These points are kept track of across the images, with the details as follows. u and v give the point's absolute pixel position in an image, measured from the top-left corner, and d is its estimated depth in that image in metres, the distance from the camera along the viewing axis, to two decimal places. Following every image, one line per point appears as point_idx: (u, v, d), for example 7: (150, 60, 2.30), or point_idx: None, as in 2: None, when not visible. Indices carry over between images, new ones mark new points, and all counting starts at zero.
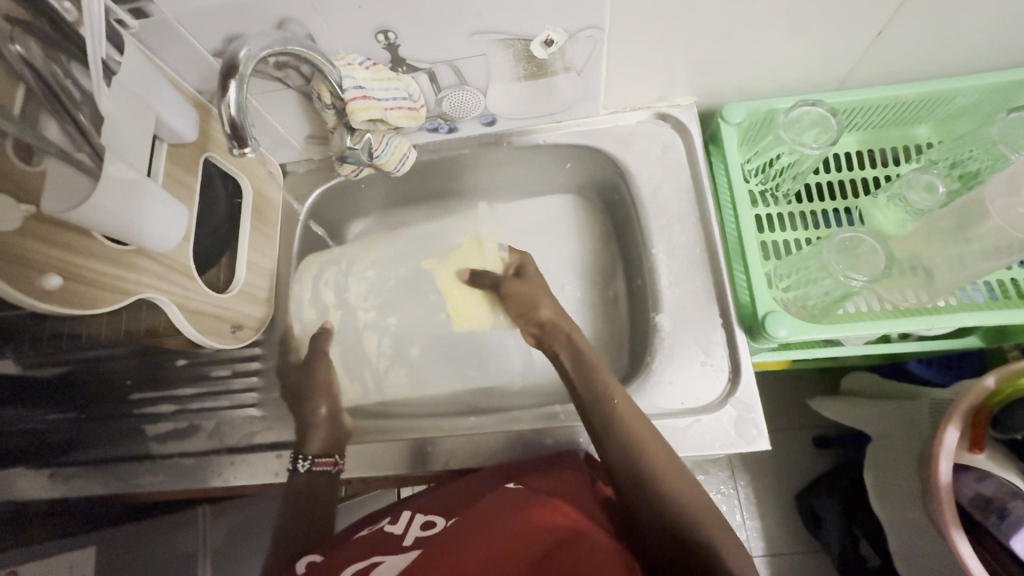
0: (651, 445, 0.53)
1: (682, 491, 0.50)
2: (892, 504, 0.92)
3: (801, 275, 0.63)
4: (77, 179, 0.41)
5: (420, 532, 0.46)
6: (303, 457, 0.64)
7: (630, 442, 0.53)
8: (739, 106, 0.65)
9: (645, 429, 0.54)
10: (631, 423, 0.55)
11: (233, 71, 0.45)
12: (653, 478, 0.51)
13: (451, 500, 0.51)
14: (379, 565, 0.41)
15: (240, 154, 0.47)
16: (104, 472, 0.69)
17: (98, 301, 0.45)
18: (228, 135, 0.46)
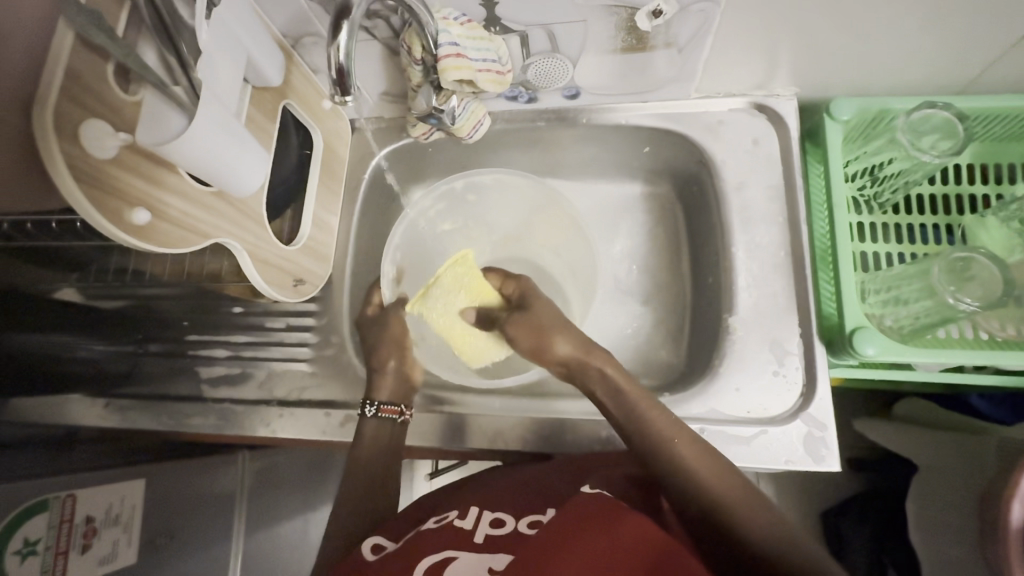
0: (704, 470, 0.47)
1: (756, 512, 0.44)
2: (935, 539, 0.88)
3: (896, 291, 0.59)
4: (170, 114, 0.40)
5: (490, 530, 0.45)
6: (370, 401, 0.60)
7: (683, 462, 0.48)
8: (850, 102, 0.60)
9: (699, 449, 0.48)
10: (681, 444, 0.49)
11: (345, 12, 0.42)
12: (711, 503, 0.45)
13: (518, 497, 0.50)
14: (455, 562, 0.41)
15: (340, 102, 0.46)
16: (155, 407, 0.68)
17: (179, 241, 0.44)
18: (332, 82, 0.44)
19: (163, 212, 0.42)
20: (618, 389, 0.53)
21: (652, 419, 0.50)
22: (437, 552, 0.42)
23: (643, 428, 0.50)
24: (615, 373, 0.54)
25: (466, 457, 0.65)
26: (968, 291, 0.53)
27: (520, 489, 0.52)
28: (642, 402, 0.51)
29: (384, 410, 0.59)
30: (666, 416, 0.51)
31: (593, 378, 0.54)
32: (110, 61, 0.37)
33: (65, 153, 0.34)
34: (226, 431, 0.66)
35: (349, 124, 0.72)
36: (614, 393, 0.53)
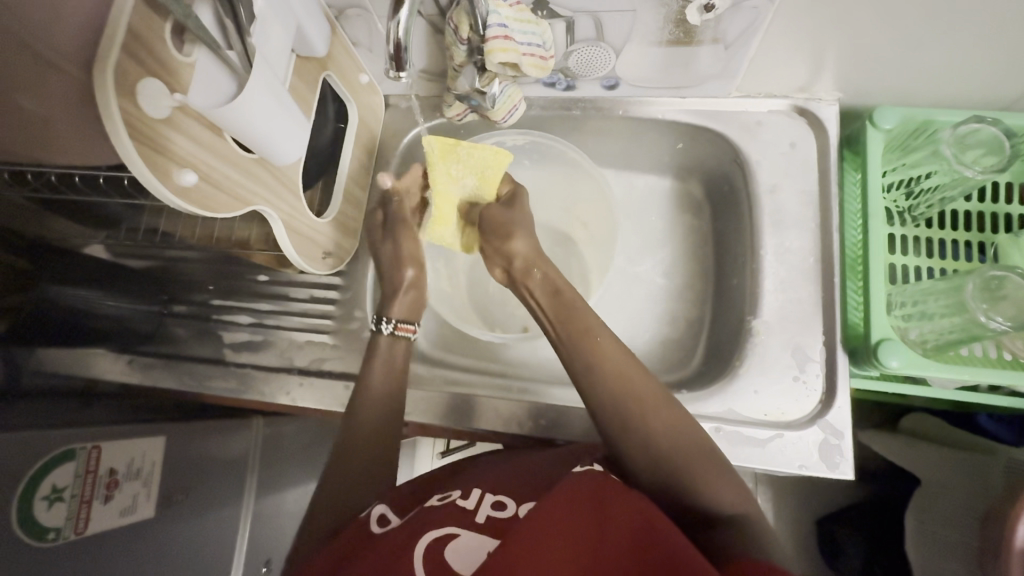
0: (620, 367, 0.50)
1: (677, 428, 0.47)
2: (930, 553, 0.89)
3: (924, 305, 0.58)
4: (221, 82, 0.41)
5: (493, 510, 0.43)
6: (386, 318, 0.62)
7: (620, 379, 0.49)
8: (895, 112, 0.59)
9: (622, 348, 0.52)
10: (621, 361, 0.51)
11: None
12: (639, 418, 0.47)
13: (519, 477, 0.49)
14: (456, 539, 0.39)
15: (394, 78, 0.46)
16: (177, 368, 0.69)
17: (221, 206, 0.44)
18: (388, 57, 0.44)
19: (206, 171, 0.42)
20: (569, 304, 0.56)
21: (596, 334, 0.53)
22: (439, 528, 0.41)
23: (589, 342, 0.52)
24: (569, 290, 0.58)
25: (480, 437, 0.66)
26: (1000, 310, 0.52)
27: (522, 470, 0.50)
28: (591, 318, 0.54)
29: (399, 328, 0.61)
30: (608, 334, 0.53)
31: (547, 291, 0.58)
32: (168, 20, 0.37)
33: (123, 111, 0.34)
34: (245, 394, 0.67)
35: (383, 100, 0.72)
36: (566, 309, 0.56)
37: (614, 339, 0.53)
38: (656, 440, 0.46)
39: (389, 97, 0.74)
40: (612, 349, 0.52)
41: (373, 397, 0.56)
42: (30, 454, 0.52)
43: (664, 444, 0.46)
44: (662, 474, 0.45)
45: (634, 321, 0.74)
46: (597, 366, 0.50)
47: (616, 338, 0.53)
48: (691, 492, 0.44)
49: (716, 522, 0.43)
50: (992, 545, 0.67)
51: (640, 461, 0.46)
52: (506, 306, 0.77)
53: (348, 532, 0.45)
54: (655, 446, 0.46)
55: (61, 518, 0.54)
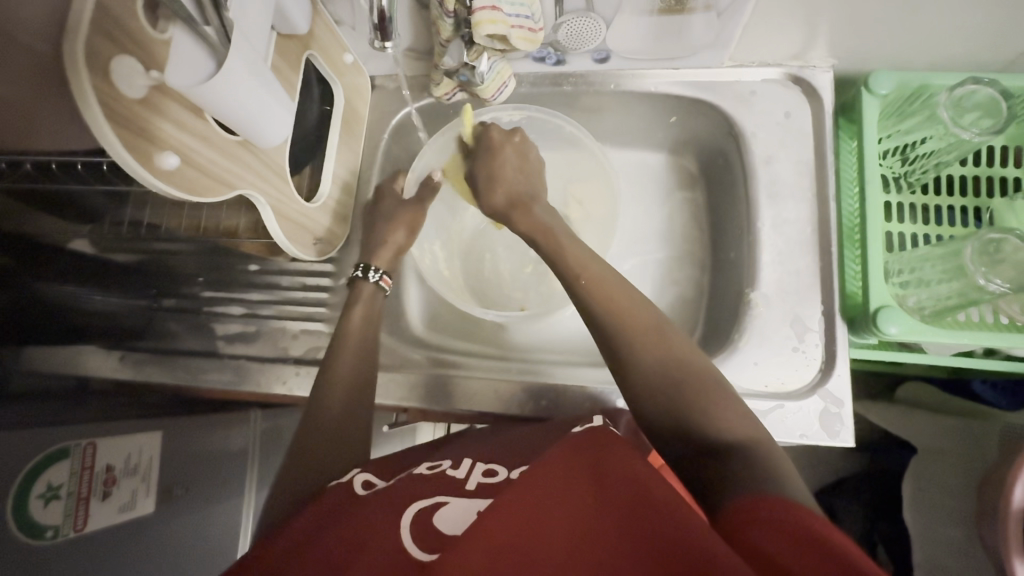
0: (609, 304, 0.49)
1: (676, 360, 0.46)
2: (929, 517, 0.90)
3: (922, 272, 0.58)
4: (202, 60, 0.38)
5: (483, 478, 0.43)
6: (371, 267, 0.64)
7: (617, 315, 0.48)
8: (891, 76, 0.58)
9: (608, 282, 0.50)
10: (616, 294, 0.50)
11: None
12: (637, 354, 0.47)
13: (507, 451, 0.49)
14: (445, 506, 0.39)
15: (380, 48, 0.45)
16: (170, 363, 0.68)
17: (207, 191, 0.43)
18: (374, 26, 0.43)
19: (191, 158, 0.41)
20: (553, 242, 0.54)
21: (580, 272, 0.51)
22: (428, 496, 0.40)
23: (577, 283, 0.51)
24: (554, 225, 0.56)
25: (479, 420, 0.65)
26: (998, 272, 0.52)
27: (507, 446, 0.50)
28: (572, 250, 0.53)
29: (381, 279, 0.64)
30: (598, 268, 0.51)
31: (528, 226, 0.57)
32: None
33: (96, 90, 0.33)
34: (240, 386, 0.66)
35: (369, 81, 0.70)
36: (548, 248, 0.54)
37: (607, 270, 0.52)
38: (652, 372, 0.46)
39: (375, 78, 0.72)
40: (600, 287, 0.50)
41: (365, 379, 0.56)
42: (22, 453, 0.51)
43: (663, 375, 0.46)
44: (663, 406, 0.45)
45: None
46: (587, 308, 0.50)
47: (609, 270, 0.52)
48: (694, 422, 0.44)
49: (723, 452, 0.42)
50: (989, 508, 0.68)
51: (642, 396, 0.46)
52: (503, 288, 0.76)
53: (330, 497, 0.44)
54: (653, 378, 0.46)
55: (59, 517, 0.53)
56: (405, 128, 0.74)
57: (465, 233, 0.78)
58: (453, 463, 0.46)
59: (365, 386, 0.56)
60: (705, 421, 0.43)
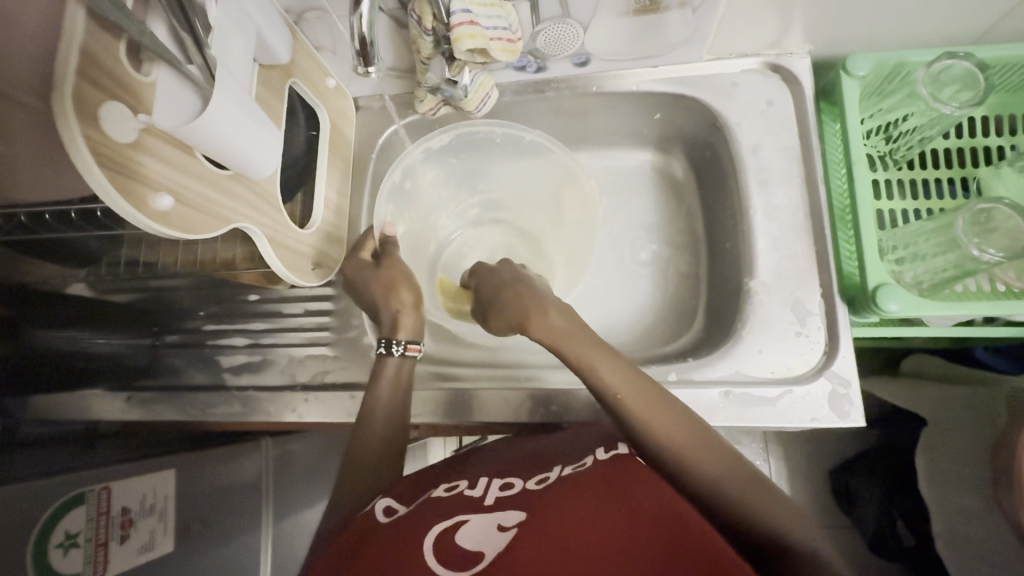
0: (650, 422, 0.47)
1: (726, 466, 0.45)
2: (944, 489, 0.90)
3: (916, 248, 0.59)
4: (186, 95, 0.39)
5: (501, 493, 0.45)
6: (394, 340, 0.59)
7: (659, 431, 0.47)
8: (868, 57, 0.59)
9: (643, 395, 0.49)
10: (654, 404, 0.48)
11: None
12: (685, 467, 0.45)
13: (524, 462, 0.50)
14: (466, 524, 0.40)
15: (363, 75, 0.44)
16: (177, 400, 0.68)
17: (204, 227, 0.44)
18: (355, 53, 0.42)
19: (183, 195, 0.41)
20: (580, 354, 0.51)
21: (617, 388, 0.49)
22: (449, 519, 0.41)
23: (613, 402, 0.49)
24: (581, 339, 0.52)
25: (491, 430, 0.65)
26: (990, 241, 0.53)
27: (525, 458, 0.51)
28: (602, 361, 0.51)
29: (408, 349, 0.59)
30: (633, 381, 0.50)
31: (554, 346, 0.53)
32: (122, 39, 0.35)
33: (87, 138, 0.33)
34: (250, 417, 0.66)
35: (353, 103, 0.71)
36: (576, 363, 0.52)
37: (636, 377, 0.50)
38: (702, 483, 0.44)
39: (359, 100, 0.73)
40: (638, 404, 0.48)
41: (383, 405, 0.56)
42: (38, 503, 0.51)
43: (714, 487, 0.44)
44: (733, 524, 0.43)
45: (630, 292, 0.74)
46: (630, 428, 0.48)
47: (640, 380, 0.50)
48: (762, 531, 0.41)
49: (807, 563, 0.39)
50: (1003, 474, 0.68)
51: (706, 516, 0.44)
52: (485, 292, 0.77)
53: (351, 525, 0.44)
54: (703, 490, 0.44)
55: (79, 564, 0.53)
56: (392, 147, 0.74)
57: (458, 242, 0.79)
58: (470, 483, 0.48)
59: (392, 418, 0.56)
60: (767, 527, 0.41)
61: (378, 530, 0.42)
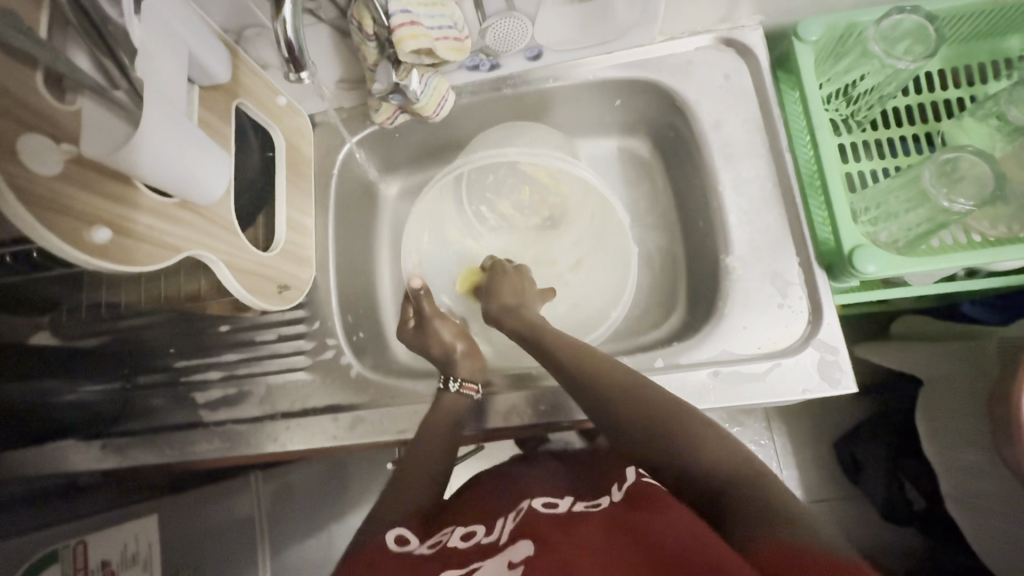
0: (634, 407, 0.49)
1: (711, 445, 0.44)
2: (948, 450, 0.90)
3: (889, 206, 0.58)
4: (116, 124, 0.37)
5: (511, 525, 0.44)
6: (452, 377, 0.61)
7: (651, 421, 0.48)
8: (817, 21, 0.59)
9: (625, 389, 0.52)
10: (645, 398, 0.49)
11: None
12: (674, 453, 0.45)
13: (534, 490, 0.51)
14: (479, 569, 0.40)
15: (295, 81, 0.43)
16: (154, 442, 0.65)
17: (153, 258, 0.42)
18: (285, 60, 0.41)
19: (124, 225, 0.39)
20: (592, 367, 0.53)
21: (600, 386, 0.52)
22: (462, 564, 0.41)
23: (601, 401, 0.51)
24: (580, 353, 0.56)
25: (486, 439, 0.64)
26: (960, 192, 0.52)
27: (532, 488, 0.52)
28: (595, 369, 0.53)
29: (464, 386, 0.60)
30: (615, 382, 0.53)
31: (560, 361, 0.56)
32: (38, 68, 0.34)
33: (5, 172, 0.31)
34: (231, 452, 0.64)
35: (308, 120, 0.69)
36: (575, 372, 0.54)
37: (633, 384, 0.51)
38: (688, 462, 0.44)
39: (315, 116, 0.72)
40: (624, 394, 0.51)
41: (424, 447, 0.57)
42: None
43: (703, 467, 0.43)
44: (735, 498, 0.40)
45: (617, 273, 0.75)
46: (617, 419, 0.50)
47: (632, 379, 0.52)
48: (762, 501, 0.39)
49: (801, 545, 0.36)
50: (1002, 428, 0.67)
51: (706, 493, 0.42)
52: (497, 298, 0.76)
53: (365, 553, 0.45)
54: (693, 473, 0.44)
55: None
56: (354, 162, 0.73)
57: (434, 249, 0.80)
58: (487, 530, 0.46)
59: (432, 458, 0.56)
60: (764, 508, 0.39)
61: (389, 562, 0.43)
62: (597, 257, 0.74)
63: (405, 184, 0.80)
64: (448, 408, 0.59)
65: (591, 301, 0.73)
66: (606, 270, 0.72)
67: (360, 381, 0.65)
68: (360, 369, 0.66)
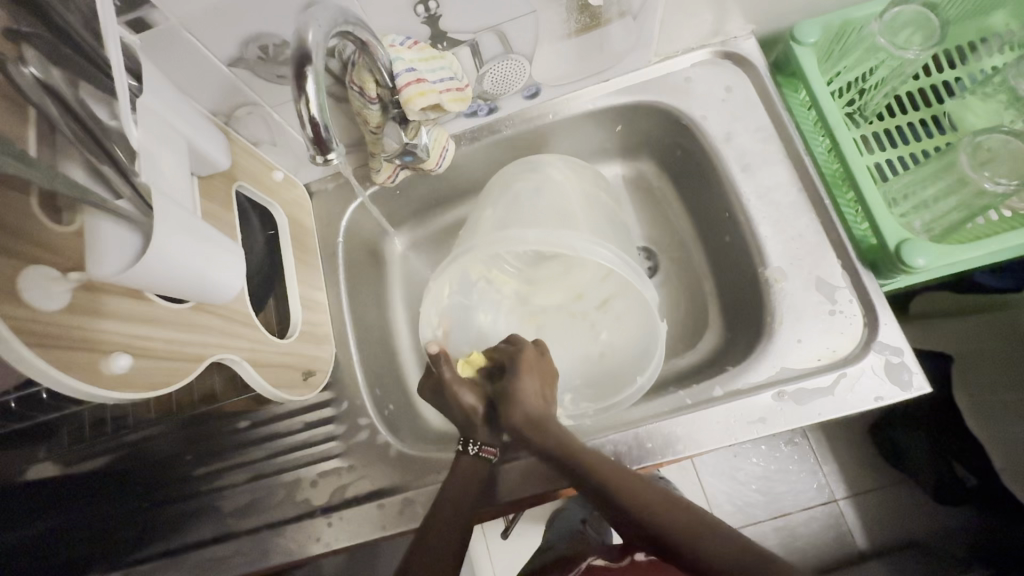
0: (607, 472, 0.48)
1: (659, 503, 0.46)
2: (999, 422, 0.85)
3: (921, 195, 0.57)
4: (121, 234, 0.32)
5: None
6: (471, 439, 0.56)
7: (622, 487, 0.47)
8: (814, 23, 0.58)
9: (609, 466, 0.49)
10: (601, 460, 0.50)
11: (305, 60, 0.35)
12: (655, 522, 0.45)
13: None
14: None
15: (323, 163, 0.39)
16: (181, 563, 0.59)
17: (172, 375, 0.38)
18: (308, 142, 0.37)
19: (142, 346, 0.35)
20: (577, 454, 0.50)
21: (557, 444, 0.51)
22: None
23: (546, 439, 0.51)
24: (560, 444, 0.51)
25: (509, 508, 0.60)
26: (997, 172, 0.51)
27: None
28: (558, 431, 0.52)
29: (483, 451, 0.55)
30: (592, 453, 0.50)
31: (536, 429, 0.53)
32: (32, 189, 0.30)
33: (9, 315, 0.27)
34: (268, 561, 0.58)
35: (305, 190, 0.66)
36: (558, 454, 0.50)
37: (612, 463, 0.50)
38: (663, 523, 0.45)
39: (311, 185, 0.68)
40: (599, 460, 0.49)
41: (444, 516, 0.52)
42: None
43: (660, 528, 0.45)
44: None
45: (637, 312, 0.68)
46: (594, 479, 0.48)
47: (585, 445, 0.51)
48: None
49: None
50: None
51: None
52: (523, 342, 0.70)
53: None
54: (654, 530, 0.45)
55: None
56: (359, 224, 0.70)
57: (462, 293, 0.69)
58: None
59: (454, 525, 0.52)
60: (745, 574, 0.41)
61: None
62: (622, 294, 0.68)
63: (411, 240, 0.77)
64: (466, 472, 0.55)
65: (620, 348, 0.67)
66: (631, 317, 0.66)
67: (400, 460, 0.60)
68: (400, 446, 0.61)
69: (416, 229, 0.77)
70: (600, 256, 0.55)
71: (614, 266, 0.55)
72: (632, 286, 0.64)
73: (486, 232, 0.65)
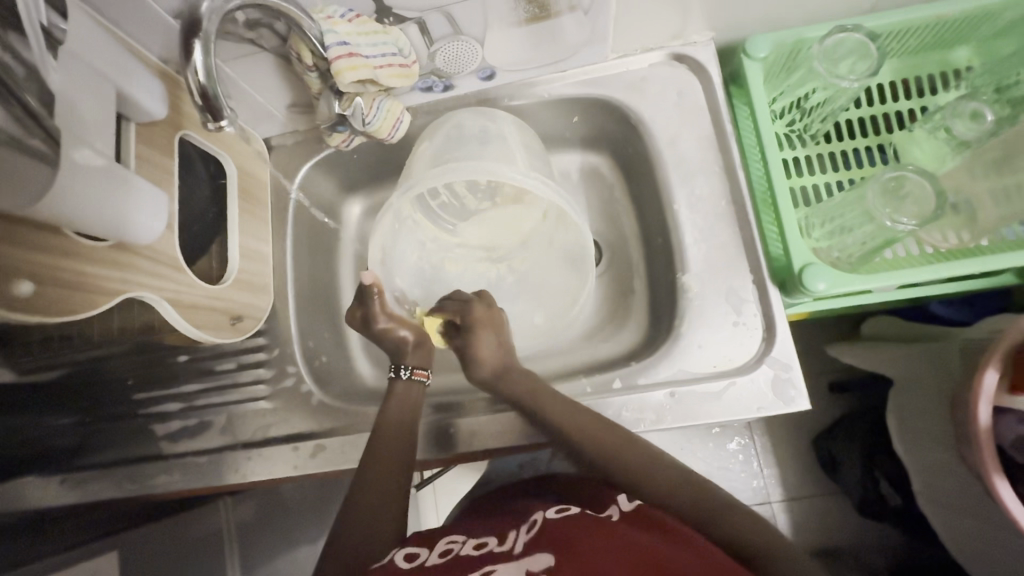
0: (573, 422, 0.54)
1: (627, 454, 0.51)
2: (918, 446, 0.87)
3: (837, 223, 0.60)
4: (38, 172, 0.37)
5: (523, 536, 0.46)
6: (404, 365, 0.64)
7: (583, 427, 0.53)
8: (765, 39, 0.59)
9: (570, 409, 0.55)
10: (589, 423, 0.53)
11: (195, 27, 0.41)
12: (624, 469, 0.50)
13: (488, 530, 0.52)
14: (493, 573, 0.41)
15: (216, 128, 0.45)
16: (116, 474, 0.65)
17: (83, 304, 0.42)
18: (200, 107, 0.43)
19: (51, 274, 0.39)
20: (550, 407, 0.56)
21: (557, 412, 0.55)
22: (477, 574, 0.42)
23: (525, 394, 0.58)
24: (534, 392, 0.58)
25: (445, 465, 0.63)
26: (904, 210, 0.53)
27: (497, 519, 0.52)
28: (552, 409, 0.55)
29: (415, 373, 0.63)
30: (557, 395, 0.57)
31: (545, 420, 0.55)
32: None
33: None
34: (191, 484, 0.63)
35: (263, 144, 0.69)
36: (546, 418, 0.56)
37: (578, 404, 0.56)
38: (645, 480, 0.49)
39: (271, 140, 0.71)
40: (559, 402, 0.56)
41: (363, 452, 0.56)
42: None
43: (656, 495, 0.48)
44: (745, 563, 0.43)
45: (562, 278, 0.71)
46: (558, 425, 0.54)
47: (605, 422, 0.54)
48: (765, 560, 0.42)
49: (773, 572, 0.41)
50: (963, 427, 0.65)
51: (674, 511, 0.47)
52: (435, 281, 0.74)
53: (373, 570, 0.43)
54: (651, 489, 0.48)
55: None
56: (313, 185, 0.72)
57: (411, 240, 0.72)
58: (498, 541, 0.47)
59: (384, 456, 0.55)
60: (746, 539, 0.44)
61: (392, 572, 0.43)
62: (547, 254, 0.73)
63: (368, 204, 0.79)
64: (400, 394, 0.61)
65: (550, 308, 0.71)
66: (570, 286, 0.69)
67: (320, 409, 0.64)
68: (322, 396, 0.65)
69: (373, 193, 0.79)
70: (521, 181, 0.55)
71: (533, 184, 0.56)
72: (569, 219, 0.67)
73: (422, 169, 0.64)
